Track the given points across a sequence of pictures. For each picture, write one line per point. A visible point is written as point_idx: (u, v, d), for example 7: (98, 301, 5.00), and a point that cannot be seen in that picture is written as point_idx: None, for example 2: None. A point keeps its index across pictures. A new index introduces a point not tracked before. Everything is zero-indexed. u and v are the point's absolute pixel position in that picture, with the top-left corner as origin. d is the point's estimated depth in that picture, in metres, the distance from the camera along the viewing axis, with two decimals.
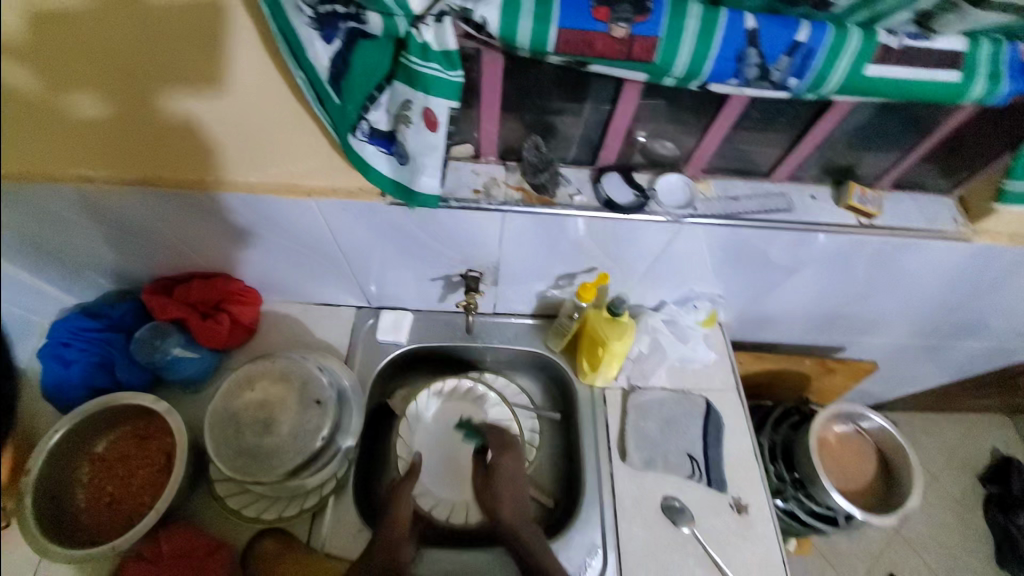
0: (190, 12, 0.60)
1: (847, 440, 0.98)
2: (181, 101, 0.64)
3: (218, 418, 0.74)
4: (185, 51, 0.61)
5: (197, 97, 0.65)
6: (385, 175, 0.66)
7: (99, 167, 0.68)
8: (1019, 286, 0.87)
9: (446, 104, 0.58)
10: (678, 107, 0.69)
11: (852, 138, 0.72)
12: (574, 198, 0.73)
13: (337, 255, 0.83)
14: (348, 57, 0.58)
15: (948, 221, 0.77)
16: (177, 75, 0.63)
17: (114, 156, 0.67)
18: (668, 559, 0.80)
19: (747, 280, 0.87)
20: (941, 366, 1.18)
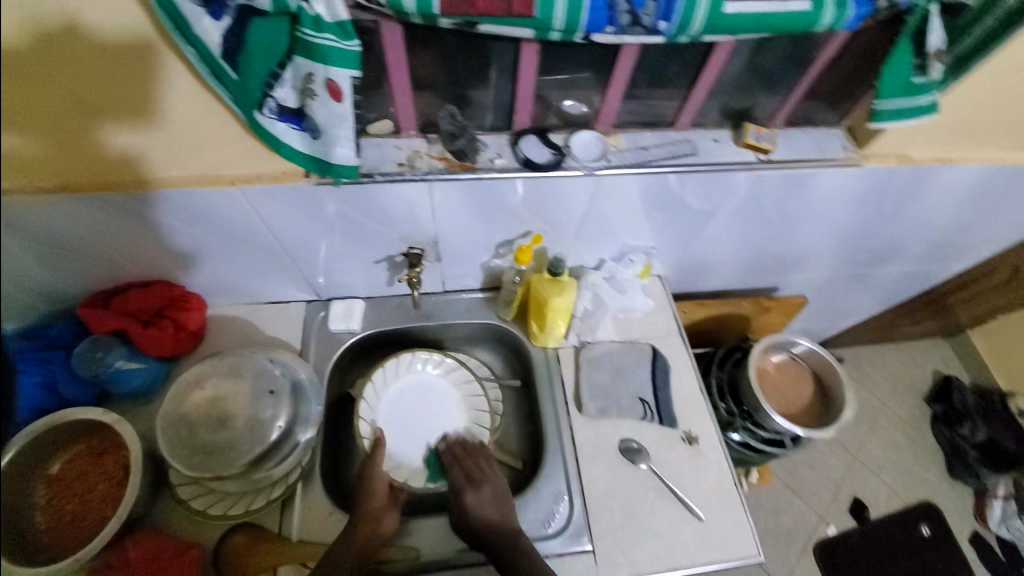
0: (125, 52, 0.57)
1: (784, 368, 1.02)
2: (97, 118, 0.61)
3: (168, 424, 0.71)
4: (110, 78, 0.58)
5: (132, 130, 0.64)
6: (297, 151, 0.59)
7: (15, 177, 0.66)
8: (920, 204, 0.96)
9: (347, 74, 0.51)
10: (580, 64, 0.67)
11: (742, 80, 0.74)
12: (494, 161, 0.71)
13: (274, 246, 0.81)
14: (240, 29, 0.50)
15: (838, 150, 0.80)
16: (110, 109, 0.61)
17: (27, 165, 0.65)
18: (630, 496, 0.80)
19: (671, 228, 0.91)
20: (866, 289, 1.34)
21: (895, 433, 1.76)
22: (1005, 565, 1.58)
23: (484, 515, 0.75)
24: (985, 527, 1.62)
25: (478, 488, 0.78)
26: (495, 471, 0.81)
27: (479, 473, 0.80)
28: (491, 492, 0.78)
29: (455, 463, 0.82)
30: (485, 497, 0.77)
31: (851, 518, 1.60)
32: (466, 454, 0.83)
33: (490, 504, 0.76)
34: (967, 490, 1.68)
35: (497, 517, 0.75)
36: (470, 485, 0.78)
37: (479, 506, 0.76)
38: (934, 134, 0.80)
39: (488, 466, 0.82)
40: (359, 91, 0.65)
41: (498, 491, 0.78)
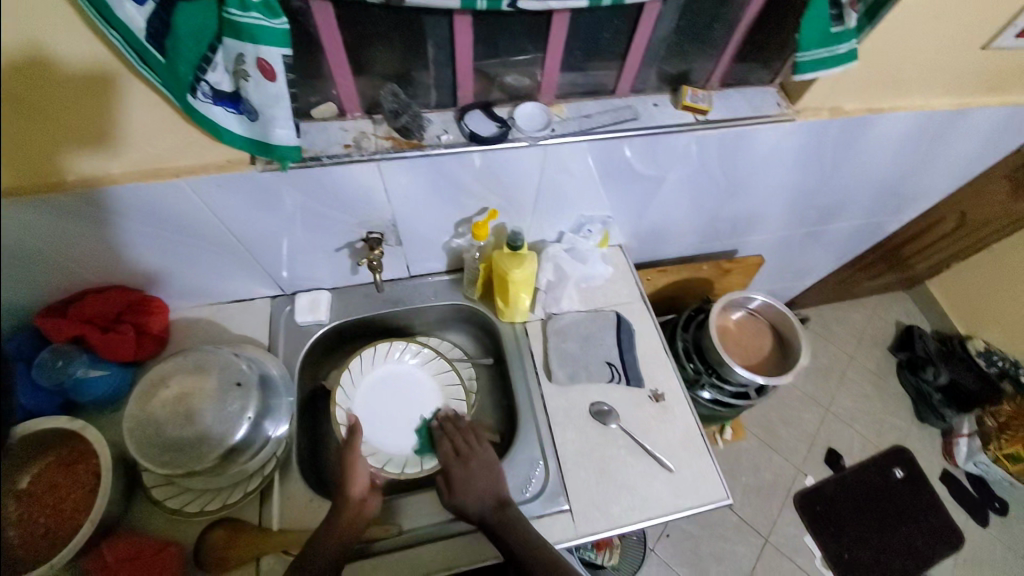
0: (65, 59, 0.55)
1: (743, 324, 1.10)
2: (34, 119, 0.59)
3: (135, 424, 0.71)
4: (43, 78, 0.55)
5: (88, 151, 0.65)
6: (237, 135, 0.61)
7: None
8: (857, 158, 1.00)
9: (278, 52, 0.53)
10: (514, 35, 0.69)
11: (675, 43, 0.77)
12: (441, 137, 0.73)
13: (232, 241, 0.81)
14: (166, 13, 0.51)
15: (772, 107, 0.84)
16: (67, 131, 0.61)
17: None
18: (604, 454, 0.84)
19: (625, 195, 0.93)
20: (821, 246, 1.39)
21: (865, 384, 1.83)
22: (974, 499, 1.66)
23: (474, 491, 0.76)
24: (955, 465, 1.71)
25: (465, 462, 0.80)
26: (483, 447, 0.82)
27: (466, 449, 0.82)
28: (479, 465, 0.80)
29: (445, 439, 0.85)
30: (475, 469, 0.79)
31: (828, 467, 1.66)
32: (456, 430, 0.86)
33: (479, 478, 0.78)
34: (934, 432, 1.77)
35: (486, 493, 0.76)
36: (457, 460, 0.80)
37: (471, 481, 0.77)
38: (863, 86, 0.84)
39: (476, 441, 0.83)
40: (298, 74, 0.66)
41: (488, 463, 0.80)
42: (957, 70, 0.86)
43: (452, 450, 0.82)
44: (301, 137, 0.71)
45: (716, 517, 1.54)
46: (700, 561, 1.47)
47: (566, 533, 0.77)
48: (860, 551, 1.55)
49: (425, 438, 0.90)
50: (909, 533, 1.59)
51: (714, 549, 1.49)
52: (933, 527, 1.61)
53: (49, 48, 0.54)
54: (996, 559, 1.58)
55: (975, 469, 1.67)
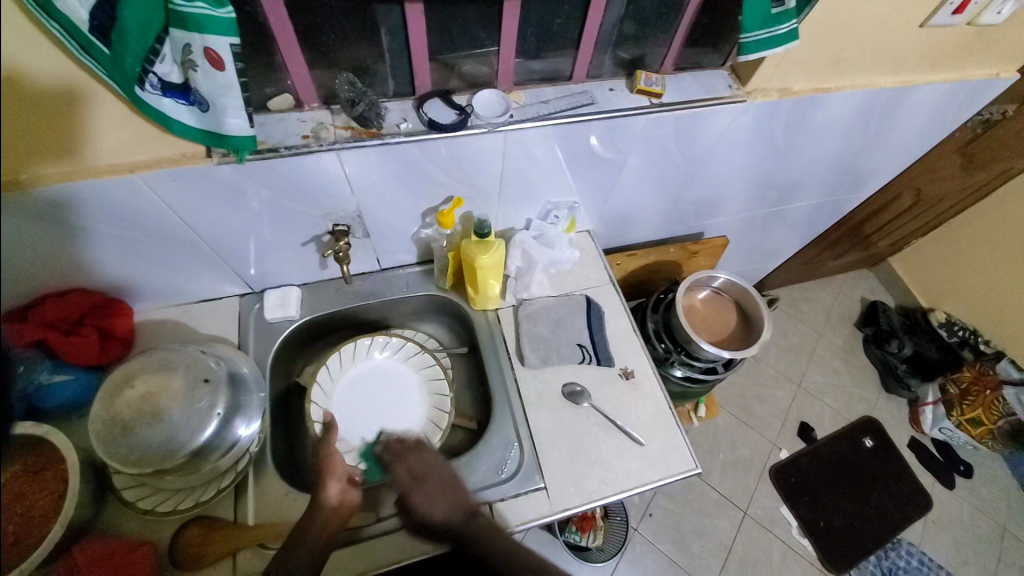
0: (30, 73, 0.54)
1: (709, 303, 1.15)
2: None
3: (101, 425, 0.70)
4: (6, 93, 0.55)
5: (40, 157, 0.63)
6: (188, 126, 0.62)
7: None
8: (810, 138, 1.04)
9: (226, 42, 0.54)
10: (467, 22, 0.70)
11: (626, 28, 0.79)
12: (400, 126, 0.74)
13: (195, 239, 0.81)
14: (109, 7, 0.51)
15: (724, 88, 0.87)
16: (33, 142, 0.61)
17: None
18: (577, 432, 0.86)
19: (589, 181, 0.95)
20: (784, 227, 1.44)
21: (834, 360, 1.90)
22: (940, 463, 1.74)
23: (434, 514, 0.73)
24: (921, 432, 1.79)
25: (423, 484, 0.75)
26: (439, 462, 0.78)
27: (422, 468, 0.77)
28: (437, 485, 0.75)
29: (396, 461, 0.79)
30: (435, 487, 0.75)
31: (801, 440, 1.72)
32: (403, 452, 0.80)
33: (439, 499, 0.74)
34: (901, 402, 1.84)
35: (450, 512, 0.73)
36: (415, 483, 0.75)
37: (431, 507, 0.73)
38: (810, 67, 0.87)
39: (428, 459, 0.78)
40: (251, 65, 0.66)
41: (448, 480, 0.76)
42: (897, 48, 0.90)
43: (407, 472, 0.77)
44: (259, 129, 0.71)
45: (696, 494, 1.58)
46: (683, 537, 1.51)
47: (540, 510, 0.79)
48: (834, 518, 1.61)
49: (404, 435, 0.90)
50: (880, 498, 1.66)
51: (696, 524, 1.53)
52: (902, 491, 1.68)
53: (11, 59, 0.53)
54: (962, 518, 1.65)
55: (939, 434, 1.75)
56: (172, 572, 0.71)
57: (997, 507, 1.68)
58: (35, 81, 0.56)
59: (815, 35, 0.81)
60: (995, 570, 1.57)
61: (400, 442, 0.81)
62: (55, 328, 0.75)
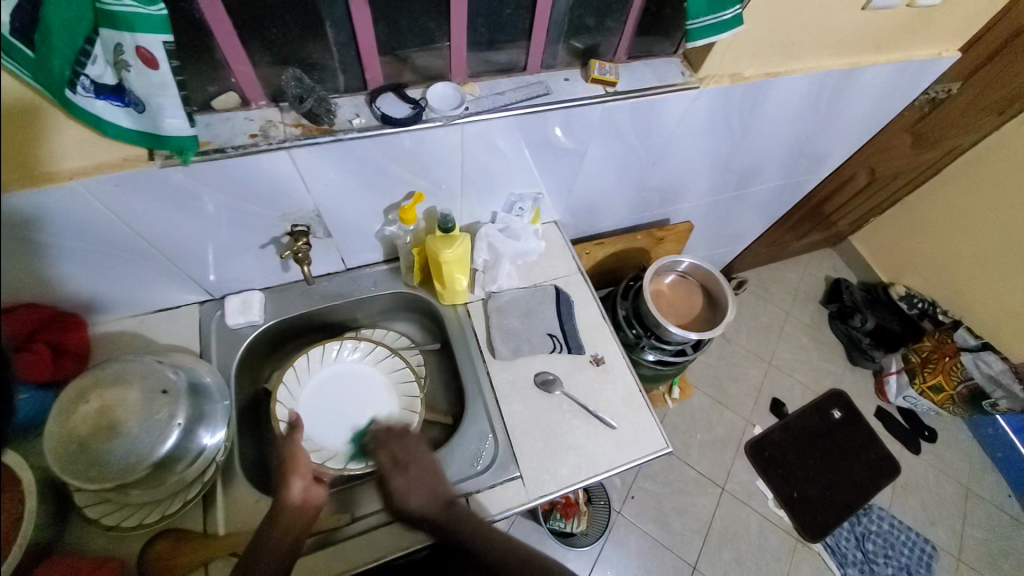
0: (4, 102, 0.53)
1: (675, 287, 1.18)
2: None
3: (57, 442, 0.67)
4: None
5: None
6: (125, 128, 0.59)
7: None
8: (764, 122, 1.07)
9: (158, 39, 0.53)
10: (415, 13, 0.70)
11: (576, 17, 0.79)
12: (352, 122, 0.73)
13: (147, 247, 0.78)
14: (31, 7, 0.48)
15: (677, 75, 0.88)
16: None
17: None
18: (550, 420, 0.87)
19: (551, 171, 0.95)
20: (747, 210, 1.47)
21: (803, 337, 1.96)
22: (903, 430, 1.82)
23: (415, 501, 0.72)
24: (886, 401, 1.86)
25: (406, 471, 0.74)
26: (423, 451, 0.77)
27: (404, 454, 0.76)
28: (418, 472, 0.74)
29: (378, 448, 0.77)
30: (415, 477, 0.74)
31: (774, 416, 1.77)
32: (390, 440, 0.77)
33: (418, 488, 0.73)
34: (866, 374, 1.91)
35: (429, 500, 0.72)
36: (397, 469, 0.74)
37: (411, 492, 0.72)
38: (759, 52, 0.89)
39: (415, 445, 0.77)
40: (192, 64, 0.65)
41: (431, 467, 0.75)
42: (841, 32, 0.93)
43: (389, 459, 0.75)
44: (204, 129, 0.69)
45: (676, 473, 1.62)
46: (664, 516, 1.55)
47: (517, 499, 0.80)
48: (807, 488, 1.67)
49: (376, 431, 0.90)
50: (849, 466, 1.73)
51: (677, 503, 1.57)
52: (870, 458, 1.75)
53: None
54: (928, 480, 1.73)
55: (906, 402, 1.81)
56: None
57: (957, 467, 1.77)
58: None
59: (763, 19, 0.83)
60: (957, 527, 1.66)
61: (388, 429, 0.79)
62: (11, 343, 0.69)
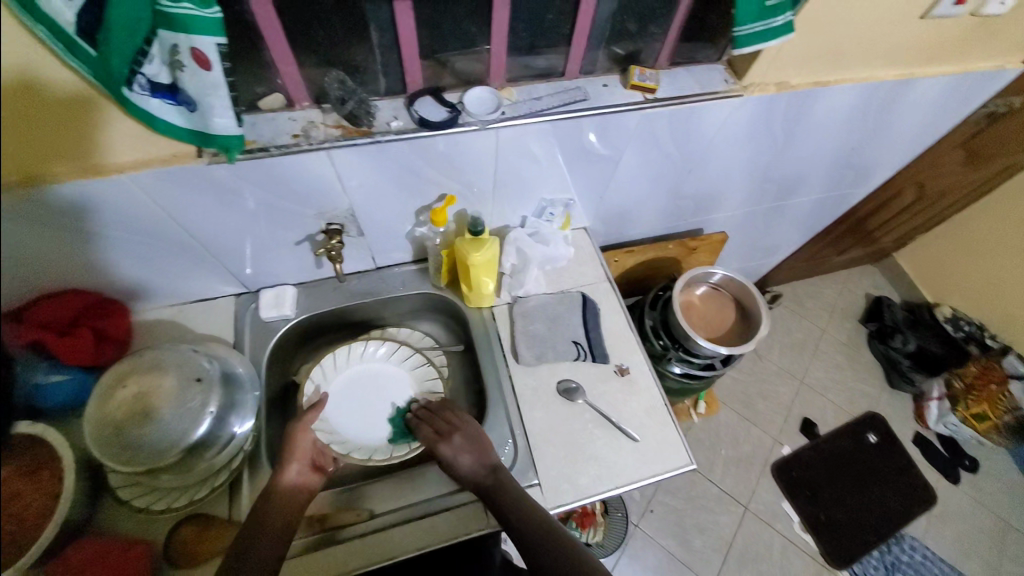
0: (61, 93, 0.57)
1: (707, 298, 1.15)
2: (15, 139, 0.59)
3: (94, 428, 0.70)
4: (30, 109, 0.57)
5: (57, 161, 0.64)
6: (176, 126, 0.62)
7: None
8: (808, 132, 1.03)
9: (211, 41, 0.54)
10: (457, 18, 0.70)
11: (618, 23, 0.78)
12: (390, 124, 0.74)
13: (189, 240, 0.81)
14: (96, 7, 0.51)
15: (720, 83, 0.86)
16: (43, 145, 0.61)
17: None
18: (572, 429, 0.86)
19: (584, 177, 0.94)
20: (785, 222, 1.43)
21: (838, 356, 1.89)
22: (943, 459, 1.72)
23: (463, 464, 0.78)
24: (925, 427, 1.77)
25: (450, 438, 0.81)
26: (467, 421, 0.84)
27: (447, 426, 0.83)
28: (464, 439, 0.81)
29: (424, 422, 0.85)
30: (461, 443, 0.80)
31: (803, 436, 1.71)
32: (432, 415, 0.86)
33: (466, 452, 0.79)
34: (905, 398, 1.82)
35: (475, 464, 0.78)
36: (442, 438, 0.82)
37: (458, 455, 0.79)
38: (807, 60, 0.86)
39: (456, 418, 0.84)
40: (241, 65, 0.67)
41: (475, 435, 0.81)
42: (897, 40, 0.89)
43: (432, 430, 0.84)
44: (249, 128, 0.71)
45: (698, 489, 1.58)
46: (684, 532, 1.51)
47: None
48: (835, 513, 1.60)
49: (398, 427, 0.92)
50: (882, 494, 1.65)
51: (697, 520, 1.53)
52: (905, 486, 1.67)
53: (37, 74, 0.55)
54: (968, 514, 1.64)
55: (944, 429, 1.73)
56: (167, 570, 0.72)
57: (1001, 502, 1.66)
58: (53, 91, 0.57)
59: (813, 26, 0.80)
60: (998, 565, 1.56)
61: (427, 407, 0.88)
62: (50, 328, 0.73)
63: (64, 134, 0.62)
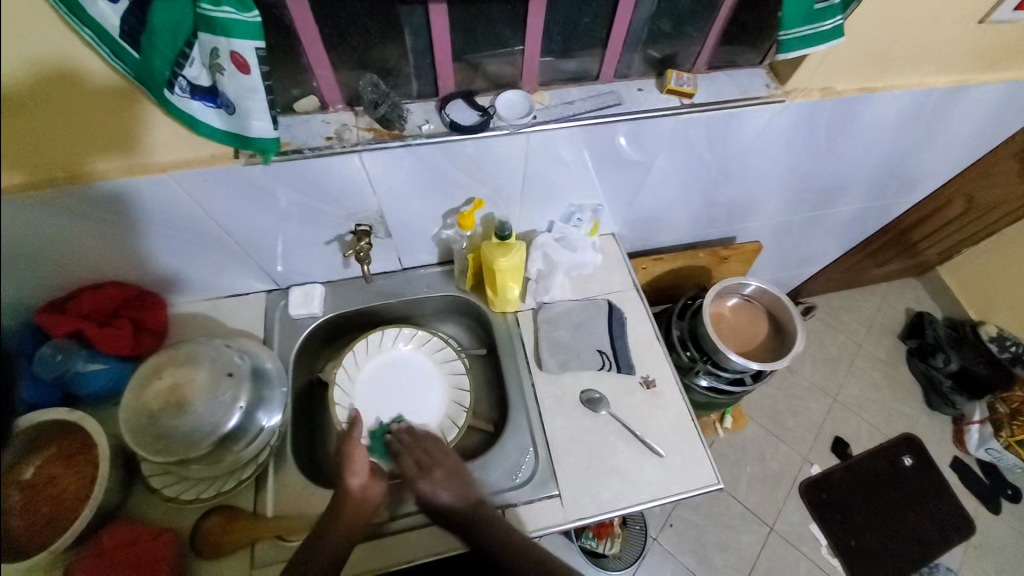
0: (99, 86, 0.60)
1: (739, 311, 1.13)
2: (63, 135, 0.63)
3: (131, 414, 0.72)
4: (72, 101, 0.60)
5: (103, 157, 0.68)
6: (215, 128, 0.63)
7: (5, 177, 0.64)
8: (852, 141, 0.98)
9: (250, 46, 0.55)
10: (492, 21, 0.69)
11: (656, 26, 0.76)
12: (421, 128, 0.74)
13: (224, 237, 0.83)
14: (140, 11, 0.52)
15: (761, 88, 0.83)
16: (92, 139, 0.65)
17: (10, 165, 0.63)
18: (594, 441, 0.84)
19: (614, 183, 0.93)
20: (823, 232, 1.37)
21: (874, 373, 1.80)
22: (985, 487, 1.63)
23: (442, 499, 0.73)
24: (965, 451, 1.67)
25: (429, 473, 0.75)
26: (449, 456, 0.78)
27: (426, 459, 0.77)
28: (443, 474, 0.75)
29: (404, 450, 0.79)
30: (441, 477, 0.75)
31: (834, 456, 1.64)
32: (415, 443, 0.80)
33: (445, 486, 0.74)
34: (944, 420, 1.73)
35: (456, 499, 0.73)
36: (420, 472, 0.75)
37: (438, 491, 0.73)
38: (856, 65, 0.82)
39: (434, 450, 0.78)
40: (278, 68, 0.68)
41: (454, 469, 0.76)
42: (954, 45, 0.84)
43: (413, 462, 0.77)
44: (284, 130, 0.72)
45: (721, 506, 1.54)
46: (704, 550, 1.47)
47: (553, 517, 0.78)
48: (866, 538, 1.53)
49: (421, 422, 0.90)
50: (917, 521, 1.57)
51: (719, 537, 1.49)
52: (942, 514, 1.59)
53: (76, 66, 0.58)
54: (1011, 546, 1.55)
55: (987, 455, 1.63)
56: (195, 560, 0.74)
57: None
58: (93, 85, 0.60)
59: (862, 28, 0.77)
60: None
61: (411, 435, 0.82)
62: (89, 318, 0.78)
63: (113, 130, 0.65)
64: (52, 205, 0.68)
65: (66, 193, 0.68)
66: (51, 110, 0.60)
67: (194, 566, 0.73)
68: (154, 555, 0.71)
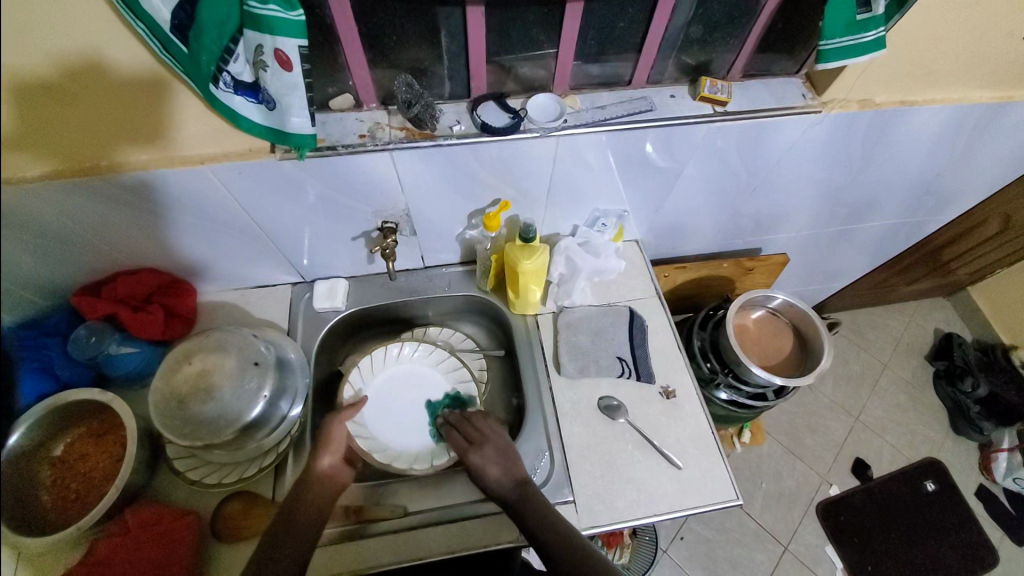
0: (137, 79, 0.63)
1: (763, 324, 1.11)
2: (101, 125, 0.66)
3: (160, 398, 0.74)
4: (106, 88, 0.63)
5: (139, 147, 0.69)
6: (254, 122, 0.65)
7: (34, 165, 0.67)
8: (885, 156, 0.96)
9: (295, 43, 0.57)
10: (527, 24, 0.70)
11: (691, 35, 0.76)
12: (453, 128, 0.75)
13: (255, 228, 0.84)
14: (190, 6, 0.55)
15: (796, 98, 0.82)
16: (122, 131, 0.67)
17: (44, 149, 0.66)
18: (611, 448, 0.84)
19: (642, 189, 0.92)
20: (852, 247, 1.34)
21: (898, 394, 1.75)
22: (1010, 518, 1.57)
23: (491, 475, 0.74)
24: (992, 480, 1.61)
25: (480, 447, 0.77)
26: (497, 431, 0.80)
27: (478, 434, 0.79)
28: (493, 450, 0.77)
29: (455, 428, 0.81)
30: (489, 453, 0.76)
31: (855, 477, 1.60)
32: (465, 420, 0.82)
33: (493, 462, 0.75)
34: (971, 446, 1.67)
35: (503, 477, 0.74)
36: (473, 446, 0.77)
37: (487, 467, 0.75)
38: (896, 77, 0.81)
39: (486, 424, 0.81)
40: (316, 66, 0.69)
41: (503, 446, 0.77)
42: (998, 62, 0.82)
43: (463, 439, 0.79)
44: (319, 127, 0.74)
45: (734, 522, 1.51)
46: (715, 567, 1.44)
47: None
48: (885, 563, 1.49)
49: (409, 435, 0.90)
50: (937, 548, 1.52)
51: (730, 553, 1.46)
52: (964, 545, 1.53)
53: (107, 55, 0.60)
54: None
55: (1014, 485, 1.57)
56: (214, 544, 0.74)
57: None
58: (128, 74, 0.62)
59: (903, 40, 0.75)
60: None
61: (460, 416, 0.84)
62: (125, 303, 0.81)
63: (145, 121, 0.67)
64: (88, 193, 0.71)
65: (98, 180, 0.70)
66: (86, 101, 0.63)
67: (213, 550, 0.73)
68: (171, 539, 0.71)
